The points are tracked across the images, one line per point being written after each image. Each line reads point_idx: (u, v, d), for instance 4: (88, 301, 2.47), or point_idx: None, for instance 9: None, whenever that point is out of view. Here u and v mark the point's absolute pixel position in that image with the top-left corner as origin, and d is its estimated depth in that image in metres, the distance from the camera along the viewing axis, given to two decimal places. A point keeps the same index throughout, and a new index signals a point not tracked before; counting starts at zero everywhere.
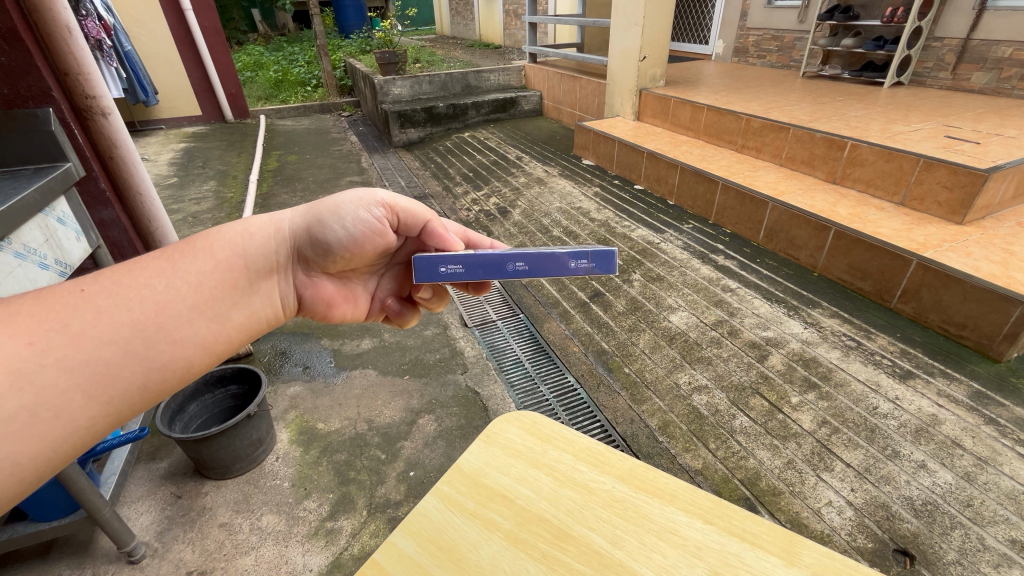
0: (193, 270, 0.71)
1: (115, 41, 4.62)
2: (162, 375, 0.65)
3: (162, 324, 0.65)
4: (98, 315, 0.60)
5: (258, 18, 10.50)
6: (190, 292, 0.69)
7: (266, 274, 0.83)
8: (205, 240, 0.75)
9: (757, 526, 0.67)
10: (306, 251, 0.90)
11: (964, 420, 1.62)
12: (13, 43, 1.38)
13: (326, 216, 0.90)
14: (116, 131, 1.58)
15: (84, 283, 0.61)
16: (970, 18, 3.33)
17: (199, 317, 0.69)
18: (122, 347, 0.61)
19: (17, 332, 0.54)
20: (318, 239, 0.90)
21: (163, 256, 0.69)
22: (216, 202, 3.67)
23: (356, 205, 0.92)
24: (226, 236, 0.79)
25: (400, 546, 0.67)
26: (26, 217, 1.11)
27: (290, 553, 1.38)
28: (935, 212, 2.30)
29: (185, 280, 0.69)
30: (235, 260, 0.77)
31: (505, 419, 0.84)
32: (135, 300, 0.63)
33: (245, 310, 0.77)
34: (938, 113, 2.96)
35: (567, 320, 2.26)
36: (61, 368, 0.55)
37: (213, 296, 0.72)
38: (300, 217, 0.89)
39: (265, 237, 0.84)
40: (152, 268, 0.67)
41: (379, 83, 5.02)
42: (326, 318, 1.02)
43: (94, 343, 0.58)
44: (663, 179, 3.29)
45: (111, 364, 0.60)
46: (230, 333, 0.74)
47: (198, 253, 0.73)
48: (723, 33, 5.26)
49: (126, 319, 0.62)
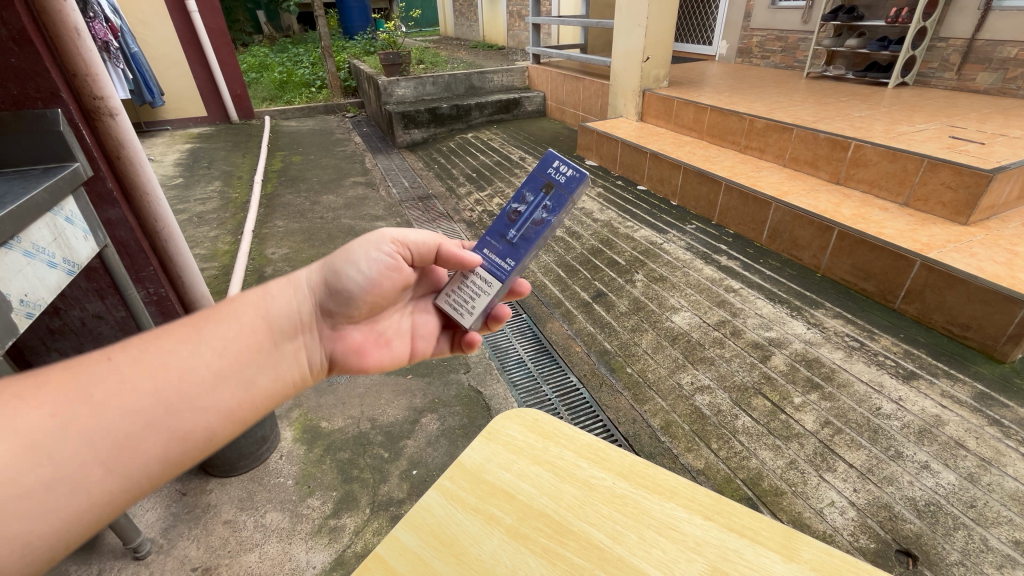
0: (216, 336, 0.74)
1: (122, 43, 4.66)
2: (182, 446, 0.66)
3: (184, 393, 0.66)
4: (121, 385, 0.62)
5: (264, 20, 10.56)
6: (214, 358, 0.71)
7: (289, 334, 0.83)
8: (229, 306, 0.79)
9: (756, 521, 0.67)
10: (325, 302, 0.89)
11: (968, 420, 1.61)
12: (24, 44, 1.39)
13: (338, 264, 0.88)
14: (123, 132, 1.61)
15: (113, 355, 0.65)
16: (976, 18, 3.32)
17: (222, 382, 0.71)
18: (144, 416, 0.63)
19: (44, 403, 0.57)
20: (334, 286, 0.88)
21: (189, 325, 0.73)
22: (221, 202, 3.69)
23: (368, 247, 0.90)
24: (249, 300, 0.82)
25: (401, 539, 0.67)
26: (35, 215, 1.13)
27: (294, 550, 1.39)
28: (939, 212, 2.30)
29: (209, 347, 0.72)
30: (258, 323, 0.79)
31: (506, 416, 0.85)
32: (160, 369, 0.66)
33: (270, 373, 0.78)
34: (943, 113, 2.95)
35: (569, 320, 2.27)
36: (82, 439, 0.57)
37: (235, 361, 0.74)
38: (316, 272, 0.88)
39: (286, 296, 0.85)
40: (179, 336, 0.71)
41: (384, 83, 5.05)
42: (363, 367, 0.95)
43: (115, 412, 0.60)
44: (666, 179, 3.29)
45: (132, 434, 0.61)
46: (253, 399, 0.75)
47: (222, 319, 0.76)
48: (727, 34, 5.26)
49: (149, 389, 0.64)
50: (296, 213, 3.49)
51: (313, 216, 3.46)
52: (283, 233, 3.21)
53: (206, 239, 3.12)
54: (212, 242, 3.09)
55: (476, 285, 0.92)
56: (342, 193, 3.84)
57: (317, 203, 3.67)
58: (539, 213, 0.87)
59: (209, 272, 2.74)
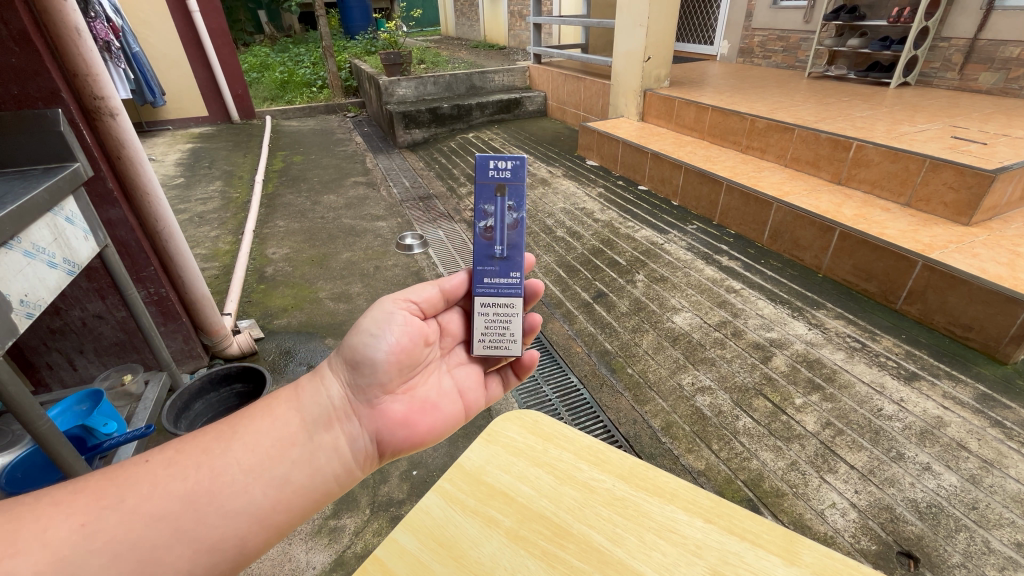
0: (249, 433, 0.73)
1: (123, 42, 4.66)
2: (210, 558, 0.64)
3: (213, 495, 0.66)
4: (153, 490, 0.64)
5: (266, 20, 10.58)
6: (246, 457, 0.70)
7: (325, 424, 0.79)
8: (264, 400, 0.79)
9: (757, 524, 0.67)
10: (352, 382, 0.82)
11: (970, 422, 1.61)
12: (24, 44, 1.39)
13: (353, 341, 0.83)
14: (124, 131, 1.61)
15: (152, 457, 0.68)
16: (978, 17, 3.31)
17: (253, 482, 0.69)
18: (173, 524, 0.63)
19: (77, 513, 0.60)
20: (355, 363, 0.82)
21: (227, 422, 0.75)
22: (221, 202, 3.69)
23: (375, 314, 0.85)
24: (284, 396, 0.80)
25: (400, 542, 0.67)
26: (35, 215, 1.13)
27: (294, 551, 1.39)
28: (941, 213, 2.29)
29: (241, 444, 0.71)
30: (291, 415, 0.78)
31: (506, 418, 0.84)
32: (191, 473, 0.67)
33: (306, 468, 0.74)
34: (946, 113, 2.94)
35: (570, 320, 2.26)
36: (108, 552, 0.58)
37: (268, 458, 0.72)
38: (335, 354, 0.84)
39: (315, 385, 0.81)
40: (215, 436, 0.72)
41: (385, 83, 5.05)
42: (416, 442, 0.85)
43: (142, 521, 0.61)
44: (667, 179, 3.29)
45: (158, 546, 0.61)
46: (289, 499, 0.72)
47: (257, 414, 0.76)
48: (728, 34, 5.25)
49: (178, 494, 0.65)
50: (297, 213, 3.49)
51: (314, 215, 3.46)
52: (283, 233, 3.21)
53: (207, 239, 3.12)
54: (213, 242, 3.09)
55: (498, 316, 0.89)
56: (343, 192, 3.84)
57: (318, 203, 3.66)
58: (509, 216, 0.84)
59: (210, 272, 2.74)
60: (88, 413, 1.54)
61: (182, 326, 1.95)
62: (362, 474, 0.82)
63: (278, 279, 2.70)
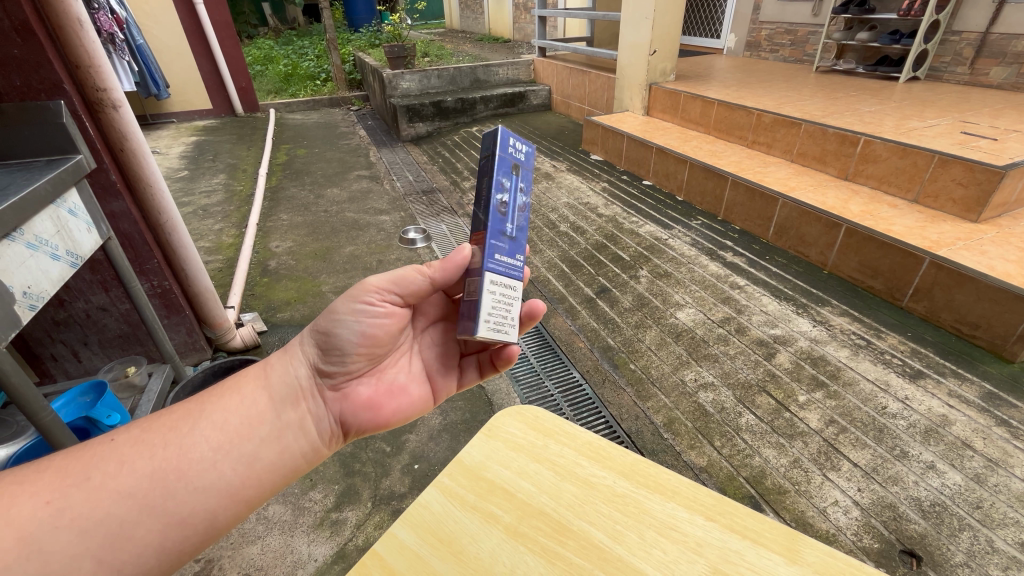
0: (217, 411, 0.74)
1: (128, 35, 4.65)
2: (180, 532, 0.66)
3: (180, 471, 0.67)
4: (118, 467, 0.65)
5: (269, 11, 10.53)
6: (215, 433, 0.72)
7: (292, 403, 0.82)
8: (232, 379, 0.79)
9: (758, 522, 0.66)
10: (320, 363, 0.84)
11: (975, 420, 1.59)
12: (25, 35, 1.39)
13: (325, 324, 0.84)
14: (127, 123, 1.60)
15: (114, 434, 0.68)
16: (990, 11, 3.26)
17: (223, 459, 0.71)
18: (138, 501, 0.64)
19: (40, 492, 0.60)
20: (325, 346, 0.83)
21: (194, 400, 0.76)
22: (225, 195, 3.69)
23: (348, 296, 0.84)
24: (252, 373, 0.82)
25: (399, 537, 0.67)
26: (37, 207, 1.12)
27: (295, 542, 1.40)
28: (949, 209, 2.26)
29: (210, 422, 0.72)
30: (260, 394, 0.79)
31: (507, 412, 0.84)
32: (157, 450, 0.68)
33: (274, 446, 0.77)
34: (955, 109, 2.90)
35: (572, 315, 2.26)
36: (75, 528, 0.59)
37: (237, 436, 0.74)
38: (306, 335, 0.85)
39: (284, 365, 0.84)
40: (181, 413, 0.73)
41: (388, 77, 5.02)
42: (381, 422, 0.87)
43: (109, 497, 0.62)
44: (672, 174, 3.26)
45: (126, 522, 0.62)
46: (259, 475, 0.74)
47: (225, 393, 0.77)
48: (734, 27, 5.19)
49: (144, 471, 0.65)
50: (300, 207, 3.49)
51: (317, 209, 3.46)
52: (287, 226, 3.21)
53: (211, 232, 3.13)
54: (216, 235, 3.09)
55: (505, 297, 0.78)
56: (346, 186, 3.83)
57: (321, 196, 3.66)
58: (521, 197, 0.81)
59: (214, 265, 2.74)
60: (92, 404, 1.54)
61: (186, 318, 1.96)
62: (328, 452, 0.85)
63: (281, 272, 2.70)
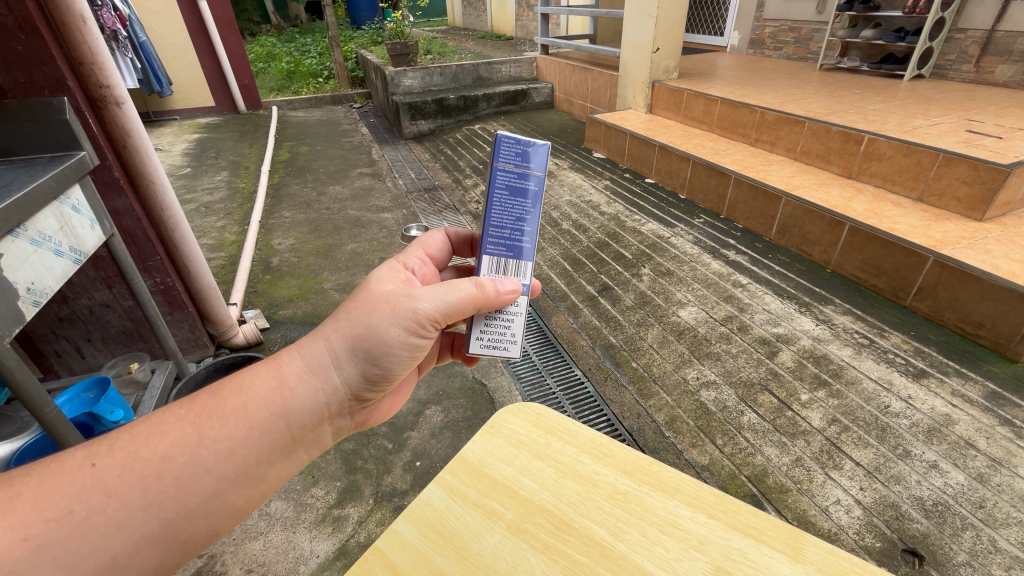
0: (220, 439, 0.65)
1: (131, 32, 4.66)
2: (182, 556, 0.63)
3: (181, 503, 0.62)
4: (107, 499, 0.58)
5: (272, 8, 10.53)
6: (219, 462, 0.65)
7: (315, 425, 0.74)
8: (235, 394, 0.68)
9: (761, 520, 0.66)
10: (355, 385, 0.76)
11: (978, 420, 1.59)
12: (29, 31, 1.39)
13: (371, 349, 0.75)
14: (129, 120, 1.60)
15: (97, 456, 0.60)
16: (996, 9, 3.24)
17: (227, 487, 0.65)
18: (134, 533, 0.59)
19: (14, 528, 0.53)
20: (365, 369, 0.76)
21: (188, 417, 0.65)
22: (228, 192, 3.70)
23: (400, 322, 0.75)
24: (262, 394, 0.69)
25: (401, 533, 0.67)
26: (41, 203, 1.13)
27: (297, 539, 1.40)
28: (953, 208, 2.25)
29: (212, 451, 0.64)
30: (272, 419, 0.69)
31: (510, 410, 0.84)
32: (152, 480, 0.61)
33: (287, 467, 0.72)
34: (960, 107, 2.88)
35: (574, 313, 2.26)
36: (62, 565, 0.54)
37: (243, 464, 0.67)
38: (340, 355, 0.74)
39: (309, 388, 0.72)
40: (176, 438, 0.63)
41: (391, 74, 5.02)
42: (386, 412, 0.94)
43: (100, 531, 0.57)
44: (674, 172, 3.25)
45: (121, 554, 0.58)
46: (266, 493, 0.71)
47: (226, 413, 0.66)
48: (738, 25, 5.16)
49: (139, 502, 0.59)
50: (303, 204, 3.49)
51: (319, 206, 3.46)
52: (289, 224, 3.21)
53: (214, 229, 3.13)
54: (219, 232, 3.10)
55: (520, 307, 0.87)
56: (348, 184, 3.83)
57: (323, 194, 3.66)
58: None
59: (217, 262, 2.75)
60: (95, 400, 1.54)
61: (188, 315, 1.97)
62: None
63: (283, 269, 2.70)
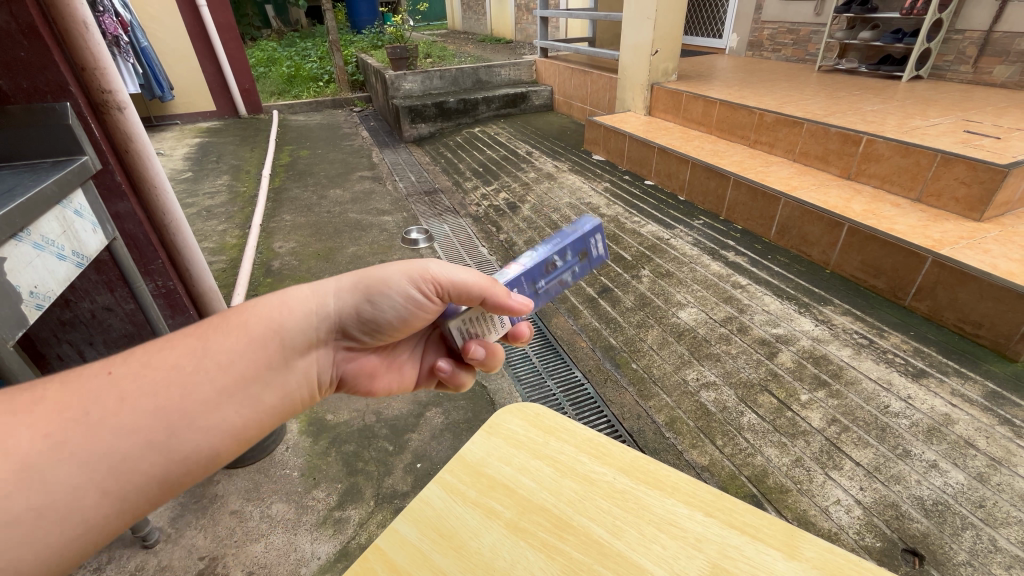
0: (223, 351, 0.68)
1: (132, 38, 4.69)
2: (185, 467, 0.62)
3: (184, 409, 0.62)
4: (119, 402, 0.58)
5: (272, 14, 10.59)
6: (220, 373, 0.66)
7: (304, 350, 0.77)
8: (237, 314, 0.72)
9: (758, 518, 0.66)
10: (351, 329, 0.83)
11: (978, 420, 1.59)
12: (32, 38, 1.41)
13: (376, 293, 0.80)
14: (132, 125, 1.61)
15: (111, 365, 0.61)
16: (993, 10, 3.25)
17: (227, 399, 0.66)
18: (144, 436, 0.59)
19: (35, 422, 0.54)
20: (366, 318, 0.82)
21: (194, 336, 0.67)
22: (229, 196, 3.72)
23: (411, 275, 0.79)
24: (263, 310, 0.73)
25: (401, 532, 0.67)
26: (43, 208, 1.13)
27: (299, 541, 1.40)
28: (951, 208, 2.26)
29: (215, 361, 0.67)
30: (268, 337, 0.73)
31: (509, 411, 0.85)
32: (160, 387, 0.61)
33: (278, 389, 0.73)
34: (958, 108, 2.89)
35: (575, 315, 2.27)
36: (76, 464, 0.54)
37: (243, 377, 0.69)
38: (345, 295, 0.79)
39: (306, 318, 0.76)
40: (183, 348, 0.66)
41: (391, 78, 5.05)
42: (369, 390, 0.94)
43: (111, 432, 0.57)
44: (673, 174, 3.26)
45: (128, 456, 0.58)
46: (261, 415, 0.71)
47: (230, 331, 0.70)
48: (737, 27, 5.18)
49: (148, 407, 0.60)
50: (303, 207, 3.51)
51: (320, 210, 3.47)
52: (290, 227, 3.23)
53: (215, 233, 3.15)
54: (220, 236, 3.11)
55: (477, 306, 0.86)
56: (349, 187, 3.85)
57: (324, 197, 3.68)
58: (565, 274, 0.91)
59: (218, 266, 2.76)
60: None
61: (190, 318, 1.98)
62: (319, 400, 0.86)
63: (284, 273, 2.72)
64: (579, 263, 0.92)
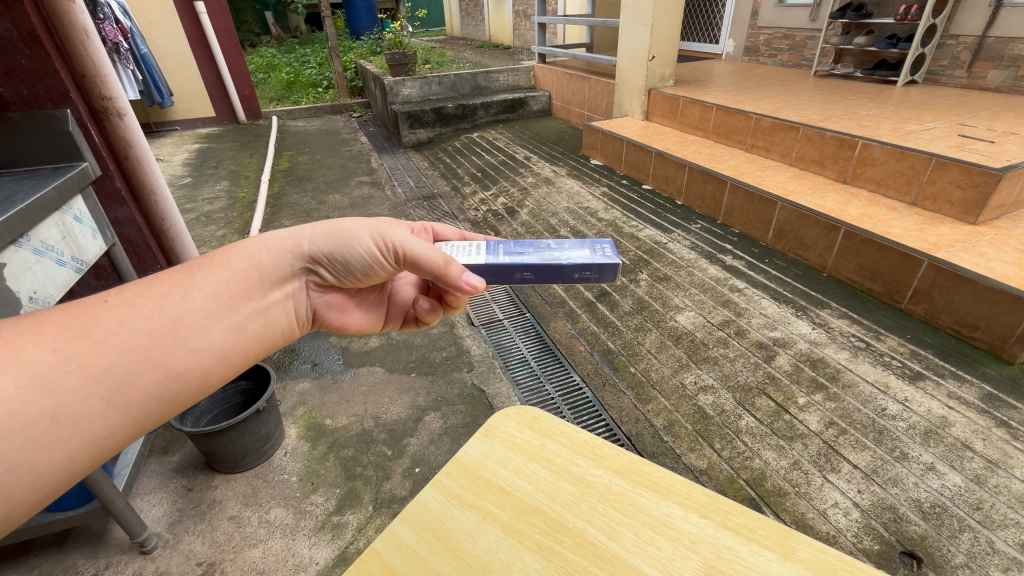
0: (210, 282, 0.65)
1: (132, 45, 4.71)
2: (179, 385, 0.60)
3: (180, 332, 0.59)
4: (119, 324, 0.56)
5: (272, 21, 10.65)
6: (209, 301, 0.64)
7: (282, 286, 0.74)
8: (223, 253, 0.69)
9: (753, 520, 0.67)
10: (325, 272, 0.82)
11: (975, 422, 1.59)
12: (34, 46, 1.43)
13: (347, 242, 0.81)
14: (131, 131, 1.62)
15: (107, 295, 0.58)
16: (986, 15, 3.28)
17: (217, 324, 0.63)
18: (142, 354, 0.57)
19: (43, 339, 0.52)
20: (341, 263, 0.82)
21: (182, 269, 0.64)
22: (228, 201, 3.73)
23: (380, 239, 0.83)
24: (244, 249, 0.71)
25: (398, 535, 0.68)
26: (43, 214, 1.14)
27: (297, 546, 1.40)
28: (947, 212, 2.27)
29: (206, 291, 0.64)
30: (251, 272, 0.70)
31: (505, 413, 0.85)
32: (153, 310, 0.59)
33: (263, 321, 0.71)
34: (952, 112, 2.91)
35: (573, 319, 2.28)
36: (82, 376, 0.52)
37: (231, 305, 0.66)
38: (318, 242, 0.79)
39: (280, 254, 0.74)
40: (172, 280, 0.62)
41: (390, 84, 5.08)
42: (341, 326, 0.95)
43: (114, 350, 0.55)
44: (671, 178, 3.28)
45: (129, 372, 0.56)
46: (247, 344, 0.68)
47: (218, 266, 0.67)
48: (733, 33, 5.22)
49: (145, 329, 0.57)
50: (302, 213, 3.51)
51: (319, 215, 3.48)
52: None
53: (213, 239, 3.16)
54: (219, 241, 3.12)
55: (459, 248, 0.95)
56: (348, 192, 3.86)
57: (323, 202, 3.69)
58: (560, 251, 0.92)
59: None
60: None
61: None
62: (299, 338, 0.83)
63: None
64: (576, 255, 0.92)
